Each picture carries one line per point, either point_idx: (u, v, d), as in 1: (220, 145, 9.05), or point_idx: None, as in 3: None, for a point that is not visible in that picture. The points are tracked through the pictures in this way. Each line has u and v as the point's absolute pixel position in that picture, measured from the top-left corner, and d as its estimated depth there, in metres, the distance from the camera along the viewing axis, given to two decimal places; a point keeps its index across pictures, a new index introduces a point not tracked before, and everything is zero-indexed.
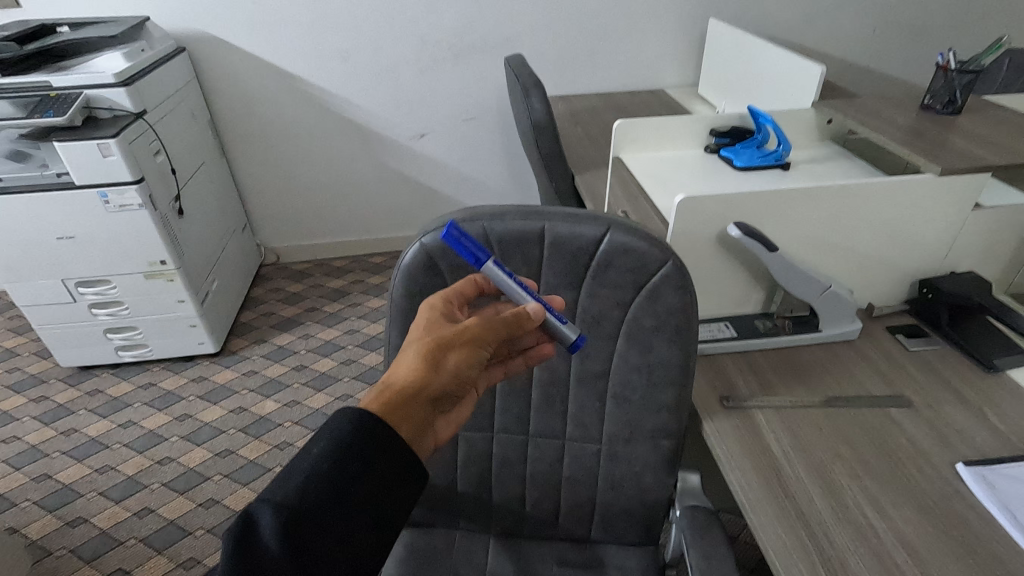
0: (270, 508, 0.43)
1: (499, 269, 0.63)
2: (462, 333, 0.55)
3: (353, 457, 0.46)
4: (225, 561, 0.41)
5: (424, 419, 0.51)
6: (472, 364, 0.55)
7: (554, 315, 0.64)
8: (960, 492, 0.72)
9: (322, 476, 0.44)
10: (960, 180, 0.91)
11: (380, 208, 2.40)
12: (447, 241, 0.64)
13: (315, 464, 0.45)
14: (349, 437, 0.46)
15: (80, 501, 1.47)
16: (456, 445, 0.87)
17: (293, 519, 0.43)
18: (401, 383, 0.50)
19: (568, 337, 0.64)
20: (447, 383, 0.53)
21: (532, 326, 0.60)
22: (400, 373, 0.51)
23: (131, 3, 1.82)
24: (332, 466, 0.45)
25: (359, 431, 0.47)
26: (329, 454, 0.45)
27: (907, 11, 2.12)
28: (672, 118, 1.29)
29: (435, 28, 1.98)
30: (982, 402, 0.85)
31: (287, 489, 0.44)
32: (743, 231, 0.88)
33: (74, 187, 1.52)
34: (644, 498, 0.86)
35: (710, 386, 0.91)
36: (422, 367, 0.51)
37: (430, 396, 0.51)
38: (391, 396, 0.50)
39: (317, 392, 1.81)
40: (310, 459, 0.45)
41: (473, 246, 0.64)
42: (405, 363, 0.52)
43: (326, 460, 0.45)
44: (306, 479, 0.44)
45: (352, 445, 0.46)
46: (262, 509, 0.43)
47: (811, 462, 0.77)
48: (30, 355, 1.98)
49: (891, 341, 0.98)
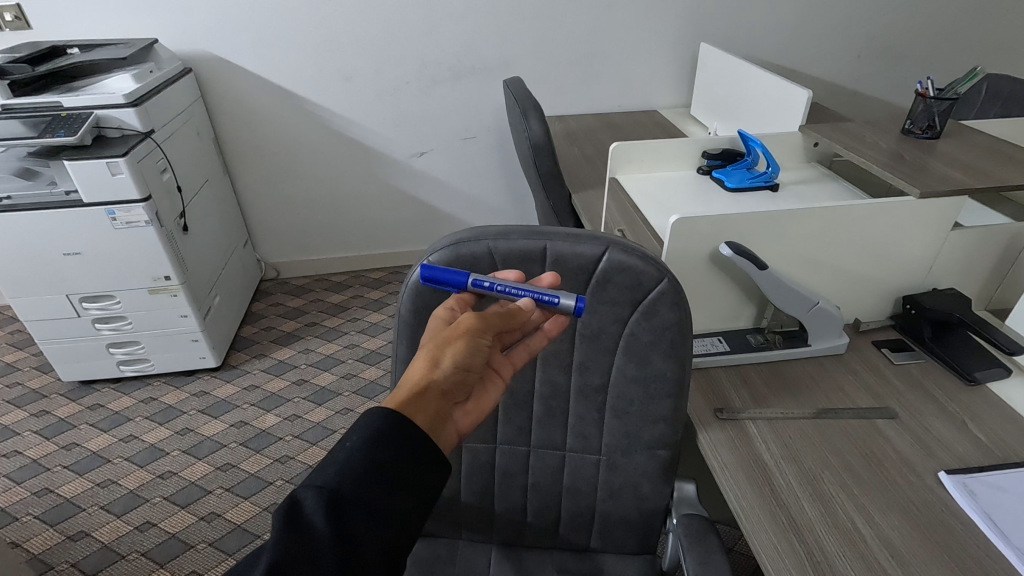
0: (314, 490, 0.46)
1: (478, 282, 0.68)
2: (458, 328, 0.59)
3: (385, 445, 0.49)
4: (277, 541, 0.44)
5: (437, 410, 0.55)
6: (472, 354, 0.58)
7: (543, 295, 0.66)
8: (943, 500, 0.76)
9: (357, 462, 0.48)
10: (939, 201, 0.96)
11: (380, 224, 2.43)
12: (428, 279, 0.71)
13: (351, 452, 0.48)
14: (380, 429, 0.50)
15: (81, 515, 1.48)
16: (460, 455, 0.89)
17: (336, 500, 0.46)
18: (408, 382, 0.55)
19: (568, 308, 0.66)
20: (452, 374, 0.57)
21: (526, 313, 0.64)
22: (407, 374, 0.56)
23: (140, 25, 1.87)
24: (366, 453, 0.48)
25: (388, 424, 0.50)
26: (362, 444, 0.49)
27: (890, 37, 2.20)
28: (666, 141, 1.34)
29: (436, 50, 2.04)
30: (964, 414, 0.89)
31: (328, 474, 0.47)
32: (735, 250, 0.92)
33: (82, 205, 1.55)
34: (642, 507, 0.89)
35: (705, 399, 0.94)
36: (425, 364, 0.56)
37: (439, 389, 0.56)
38: (402, 394, 0.54)
39: (318, 406, 1.83)
40: (346, 449, 0.49)
41: (449, 273, 0.69)
42: (411, 365, 0.57)
43: (360, 448, 0.48)
44: (344, 464, 0.47)
45: (383, 435, 0.49)
46: (306, 493, 0.46)
47: (801, 471, 0.80)
48: (31, 370, 1.99)
49: (877, 355, 1.02)
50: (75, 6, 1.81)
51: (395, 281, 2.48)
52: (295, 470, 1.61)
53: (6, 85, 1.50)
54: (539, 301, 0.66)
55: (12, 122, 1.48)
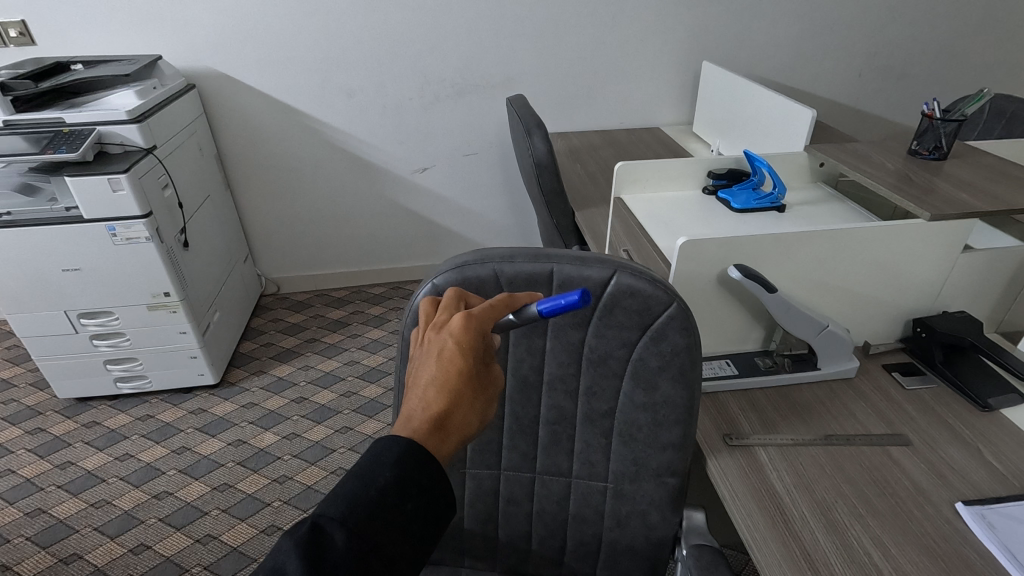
0: (343, 529, 0.46)
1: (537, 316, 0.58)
2: (495, 384, 0.59)
3: (413, 488, 0.49)
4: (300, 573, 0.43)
5: None
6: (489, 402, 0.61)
7: None
8: (961, 532, 0.74)
9: (387, 505, 0.47)
10: (950, 224, 0.95)
11: (381, 239, 2.42)
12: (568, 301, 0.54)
13: (383, 492, 0.47)
14: (412, 469, 0.49)
15: (74, 536, 1.45)
16: (464, 482, 0.87)
17: (362, 543, 0.46)
18: (457, 433, 0.53)
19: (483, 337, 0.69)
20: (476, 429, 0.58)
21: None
22: (457, 421, 0.54)
23: (144, 41, 1.88)
24: (396, 497, 0.48)
25: (418, 465, 0.49)
26: (393, 484, 0.48)
27: (890, 56, 2.21)
28: (672, 160, 1.33)
29: (439, 67, 2.05)
30: (979, 441, 0.87)
31: (357, 512, 0.47)
32: (743, 273, 0.91)
33: (82, 221, 1.54)
34: (650, 536, 0.87)
35: (714, 423, 0.92)
36: (478, 421, 0.55)
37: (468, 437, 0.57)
38: (449, 442, 0.53)
39: (317, 424, 1.81)
40: (377, 485, 0.48)
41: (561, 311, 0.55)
42: (459, 411, 0.54)
43: (392, 491, 0.48)
44: (374, 506, 0.47)
45: (413, 480, 0.49)
46: (333, 527, 0.46)
47: (815, 500, 0.78)
48: (27, 387, 1.97)
49: (888, 379, 1.00)
50: (79, 22, 1.81)
51: (396, 297, 2.47)
52: (294, 490, 1.58)
53: (8, 101, 1.50)
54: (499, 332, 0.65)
55: (14, 138, 1.47)
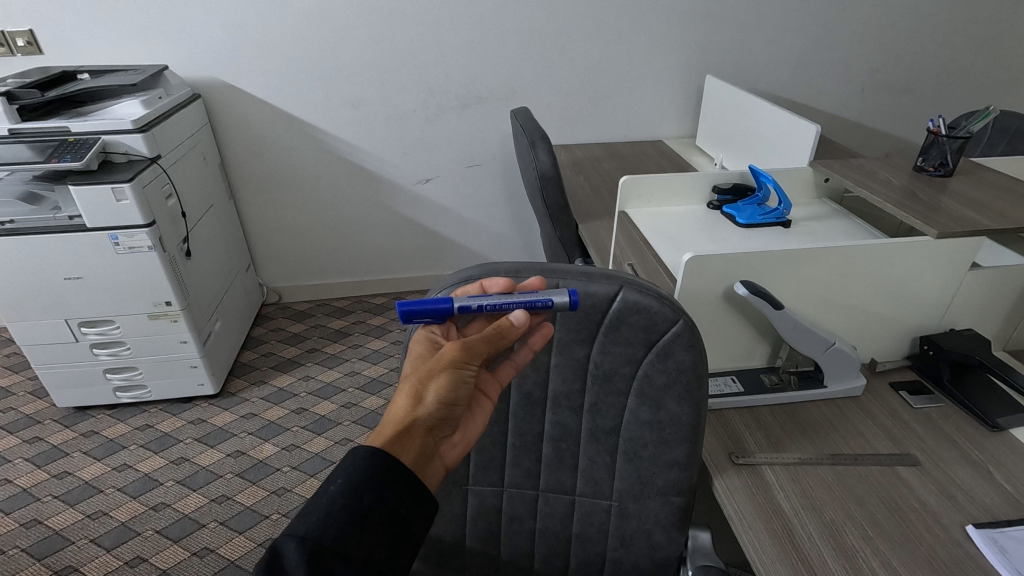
0: (295, 541, 0.46)
1: (469, 304, 0.63)
2: (440, 361, 0.56)
3: (368, 488, 0.49)
4: None
5: (423, 448, 0.54)
6: (458, 385, 0.56)
7: (537, 299, 0.63)
8: (972, 556, 0.72)
9: (341, 507, 0.47)
10: (957, 242, 0.94)
11: (383, 249, 2.42)
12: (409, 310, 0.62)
13: (333, 498, 0.48)
14: (364, 470, 0.50)
15: (70, 548, 1.43)
16: (466, 499, 0.86)
17: (318, 549, 0.46)
18: (392, 420, 0.54)
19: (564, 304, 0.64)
20: (437, 412, 0.55)
21: (517, 333, 0.60)
22: (391, 412, 0.55)
23: (153, 51, 1.89)
24: (350, 498, 0.48)
25: (371, 465, 0.50)
26: (344, 489, 0.49)
27: (893, 72, 2.22)
28: (677, 174, 1.33)
29: (445, 80, 2.06)
30: (989, 462, 0.86)
31: (310, 523, 0.47)
32: (750, 289, 0.90)
33: (85, 230, 1.54)
34: (654, 555, 0.86)
35: (719, 441, 0.91)
36: (408, 401, 0.54)
37: (424, 425, 0.54)
38: (386, 431, 0.53)
39: (317, 436, 1.79)
40: (329, 493, 0.48)
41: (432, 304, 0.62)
42: (395, 402, 0.55)
43: (343, 494, 0.48)
44: (327, 513, 0.47)
45: (367, 479, 0.49)
46: (287, 541, 0.46)
47: (822, 521, 0.77)
48: (25, 395, 1.96)
49: (896, 397, 0.99)
50: (87, 31, 1.82)
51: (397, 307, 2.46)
52: (292, 503, 1.56)
53: (14, 109, 1.50)
54: (533, 306, 0.63)
55: (19, 146, 1.48)
